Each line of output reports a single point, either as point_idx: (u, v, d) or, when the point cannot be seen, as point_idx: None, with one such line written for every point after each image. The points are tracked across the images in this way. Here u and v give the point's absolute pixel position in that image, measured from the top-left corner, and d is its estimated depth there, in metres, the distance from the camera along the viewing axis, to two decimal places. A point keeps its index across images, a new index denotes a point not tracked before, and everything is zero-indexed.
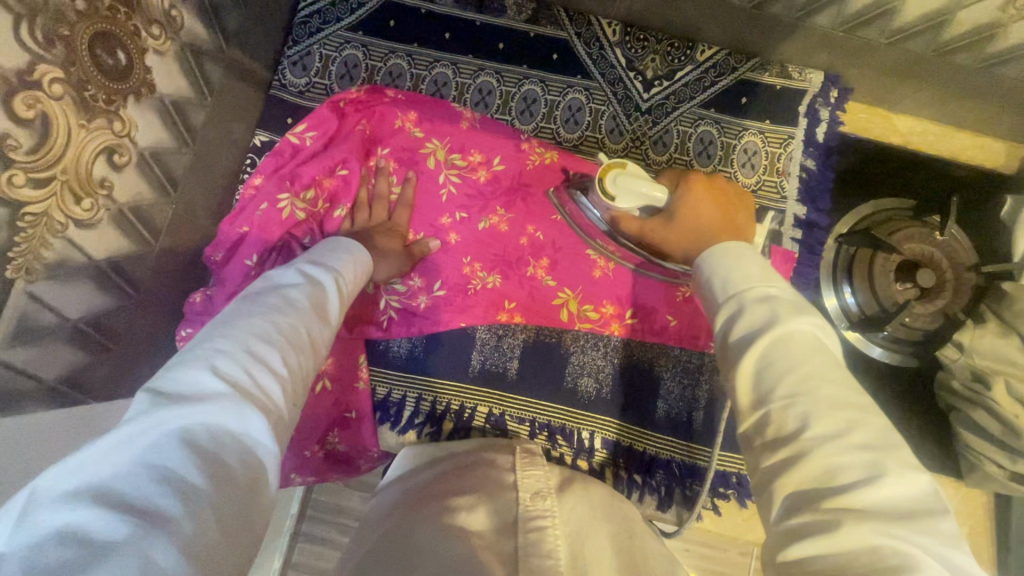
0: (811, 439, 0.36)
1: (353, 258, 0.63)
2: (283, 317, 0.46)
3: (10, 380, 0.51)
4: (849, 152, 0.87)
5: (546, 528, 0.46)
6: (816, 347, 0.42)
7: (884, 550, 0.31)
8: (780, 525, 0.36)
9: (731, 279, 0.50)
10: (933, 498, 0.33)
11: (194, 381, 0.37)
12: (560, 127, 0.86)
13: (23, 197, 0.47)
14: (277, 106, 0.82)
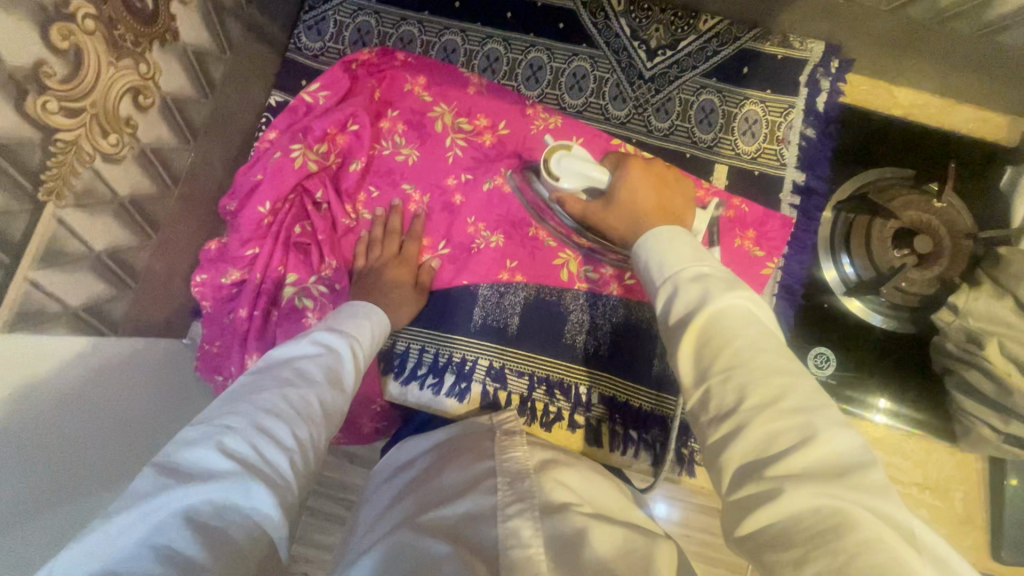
0: (748, 410, 0.41)
1: (370, 322, 0.66)
2: (292, 390, 0.50)
3: (41, 301, 0.54)
4: (850, 121, 0.88)
5: (522, 510, 0.48)
6: (746, 319, 0.46)
7: (821, 509, 0.36)
8: (732, 495, 0.40)
9: (666, 260, 0.53)
10: (864, 453, 0.38)
11: (204, 458, 0.41)
12: (564, 94, 0.88)
13: (57, 124, 0.50)
14: (291, 67, 0.85)
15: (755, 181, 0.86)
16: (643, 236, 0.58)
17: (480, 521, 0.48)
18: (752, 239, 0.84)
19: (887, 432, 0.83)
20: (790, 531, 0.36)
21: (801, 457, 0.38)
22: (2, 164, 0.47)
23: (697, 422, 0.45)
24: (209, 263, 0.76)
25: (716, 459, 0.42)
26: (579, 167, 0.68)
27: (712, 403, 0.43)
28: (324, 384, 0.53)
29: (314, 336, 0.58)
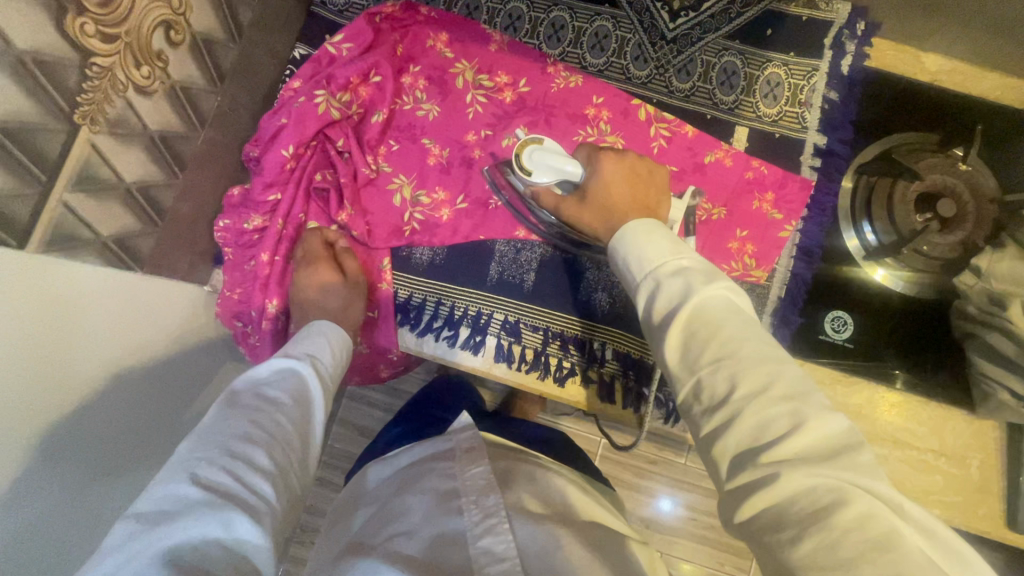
0: (742, 398, 0.41)
1: (339, 334, 0.68)
2: (261, 416, 0.51)
3: (73, 224, 0.56)
4: (877, 83, 0.86)
5: (493, 526, 0.50)
6: (729, 309, 0.47)
7: (819, 490, 0.36)
8: (730, 481, 0.40)
9: (646, 255, 0.52)
10: (850, 435, 0.39)
11: (177, 496, 0.42)
12: (586, 53, 0.88)
13: (93, 47, 0.52)
14: (315, 21, 0.86)
15: (776, 143, 0.85)
16: (614, 234, 0.57)
17: (442, 542, 0.49)
18: (770, 203, 0.83)
19: (904, 399, 0.81)
20: (786, 512, 0.37)
21: (797, 440, 0.38)
22: (41, 79, 0.48)
23: (688, 414, 0.45)
24: (233, 208, 0.78)
25: (711, 445, 0.42)
26: (549, 161, 0.70)
27: (704, 395, 0.43)
28: (292, 404, 0.55)
29: (278, 357, 0.60)
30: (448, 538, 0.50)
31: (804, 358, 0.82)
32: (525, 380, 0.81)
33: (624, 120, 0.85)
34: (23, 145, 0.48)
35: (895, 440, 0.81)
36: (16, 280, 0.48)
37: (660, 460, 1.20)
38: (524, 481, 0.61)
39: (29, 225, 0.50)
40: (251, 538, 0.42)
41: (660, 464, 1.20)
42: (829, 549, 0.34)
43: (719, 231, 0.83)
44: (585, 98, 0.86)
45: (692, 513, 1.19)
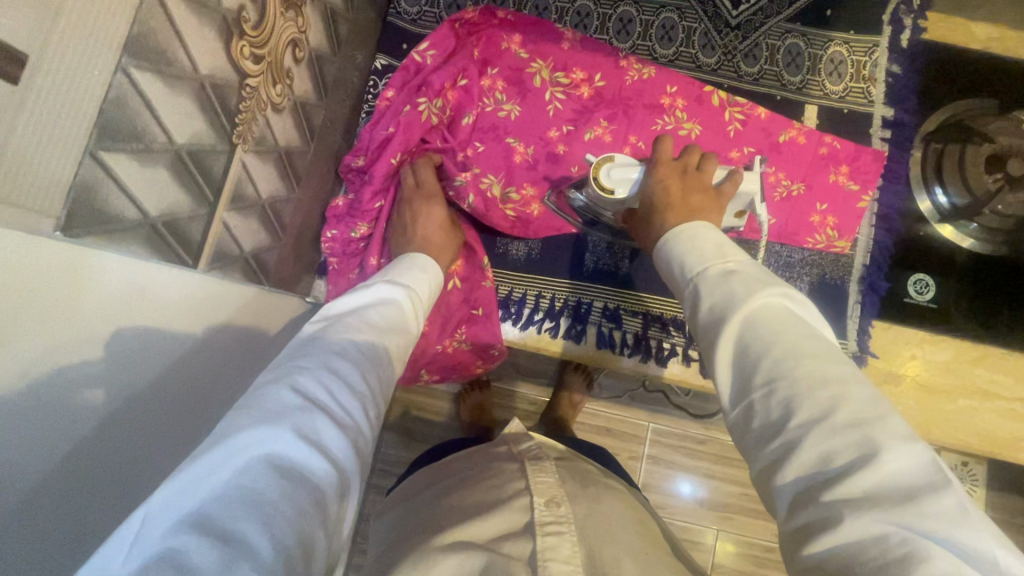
0: (798, 427, 0.39)
1: (429, 269, 0.66)
2: (356, 336, 0.51)
3: (227, 242, 0.57)
4: (936, 55, 0.90)
5: (561, 533, 0.57)
6: (784, 316, 0.45)
7: (892, 539, 0.33)
8: (790, 522, 0.38)
9: (695, 256, 0.51)
10: (934, 473, 0.35)
11: (281, 396, 0.41)
12: (655, 45, 0.91)
13: (247, 70, 0.53)
14: (392, 31, 0.88)
15: (845, 118, 0.89)
16: (662, 239, 0.56)
17: (505, 537, 0.57)
18: (845, 175, 0.87)
19: (989, 351, 0.84)
20: (855, 562, 0.33)
21: (864, 477, 0.35)
22: (213, 99, 0.49)
23: (744, 443, 0.43)
24: (338, 218, 0.80)
25: (768, 479, 0.40)
26: (633, 173, 0.68)
27: (757, 419, 0.42)
28: (387, 333, 0.54)
29: (377, 284, 0.59)
30: (517, 530, 0.57)
31: (892, 322, 0.85)
32: (627, 364, 0.84)
33: (699, 106, 0.88)
34: (199, 166, 0.50)
35: (985, 392, 0.82)
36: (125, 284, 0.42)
37: (708, 439, 1.27)
38: (585, 493, 0.65)
39: (200, 242, 0.52)
40: (343, 456, 0.41)
41: (709, 443, 1.27)
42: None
43: (797, 210, 0.87)
44: (660, 88, 0.89)
45: (741, 487, 1.25)
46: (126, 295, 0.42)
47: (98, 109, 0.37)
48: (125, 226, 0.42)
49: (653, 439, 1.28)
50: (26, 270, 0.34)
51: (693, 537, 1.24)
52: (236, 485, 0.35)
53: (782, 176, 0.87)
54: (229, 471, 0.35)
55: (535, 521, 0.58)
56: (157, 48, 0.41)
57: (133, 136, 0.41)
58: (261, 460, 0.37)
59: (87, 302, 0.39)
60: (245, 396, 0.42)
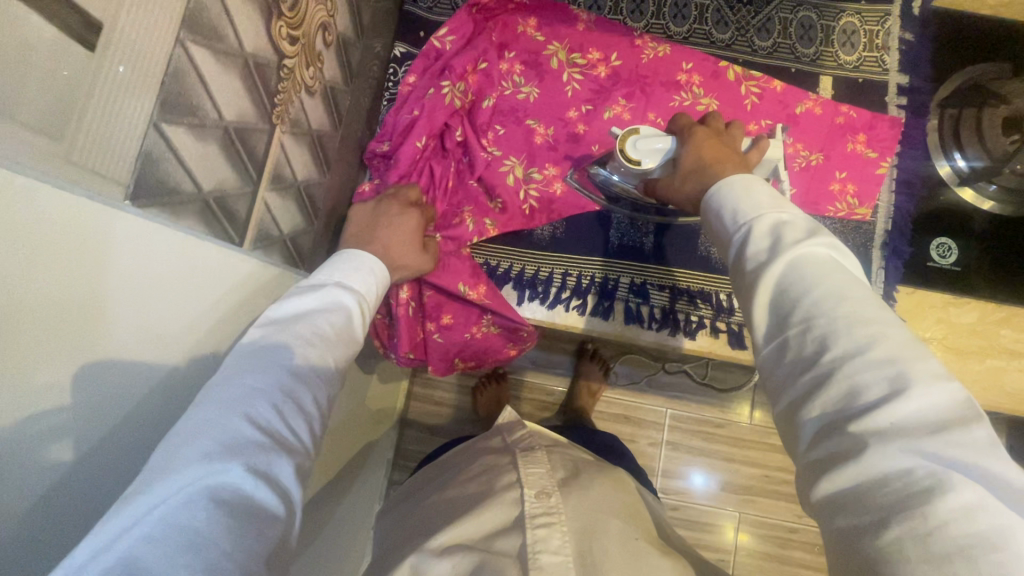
0: (832, 360, 0.40)
1: (378, 270, 0.62)
2: (309, 352, 0.49)
3: (268, 223, 0.58)
4: (948, 22, 0.90)
5: (552, 523, 0.56)
6: (831, 265, 0.45)
7: (918, 470, 0.35)
8: (808, 454, 0.40)
9: (742, 209, 0.51)
10: (967, 410, 0.37)
11: (227, 427, 0.41)
12: (669, 23, 0.92)
13: (284, 51, 0.55)
14: (410, 20, 0.89)
15: (860, 88, 0.90)
16: (713, 186, 0.56)
17: (498, 533, 0.57)
18: (864, 143, 0.88)
19: (1013, 311, 0.84)
20: (875, 492, 0.36)
21: (894, 410, 0.37)
22: (255, 78, 0.50)
23: (770, 381, 0.45)
24: None
25: (793, 411, 0.42)
26: (660, 144, 0.68)
27: (790, 355, 0.43)
28: (339, 341, 0.53)
29: (329, 286, 0.56)
30: (508, 526, 0.58)
31: (917, 287, 0.85)
32: (656, 338, 0.84)
33: (714, 81, 0.89)
34: (243, 144, 0.51)
35: (1011, 351, 0.83)
36: (170, 248, 0.42)
37: (728, 422, 1.27)
38: (578, 481, 0.64)
39: (244, 220, 0.53)
40: (290, 480, 0.43)
41: (729, 426, 1.28)
42: (918, 540, 0.33)
43: (817, 178, 0.87)
44: (675, 65, 0.90)
45: (762, 469, 1.26)
46: (131, 304, 0.39)
47: (160, 82, 0.38)
48: (183, 201, 0.43)
49: (673, 424, 1.28)
50: (69, 238, 0.33)
51: (720, 521, 1.25)
52: (176, 525, 0.35)
53: (800, 146, 0.88)
54: (169, 510, 0.36)
55: (525, 515, 0.58)
56: (209, 24, 0.42)
57: (189, 111, 0.42)
58: (203, 497, 0.37)
59: (89, 322, 0.35)
60: (185, 420, 0.41)
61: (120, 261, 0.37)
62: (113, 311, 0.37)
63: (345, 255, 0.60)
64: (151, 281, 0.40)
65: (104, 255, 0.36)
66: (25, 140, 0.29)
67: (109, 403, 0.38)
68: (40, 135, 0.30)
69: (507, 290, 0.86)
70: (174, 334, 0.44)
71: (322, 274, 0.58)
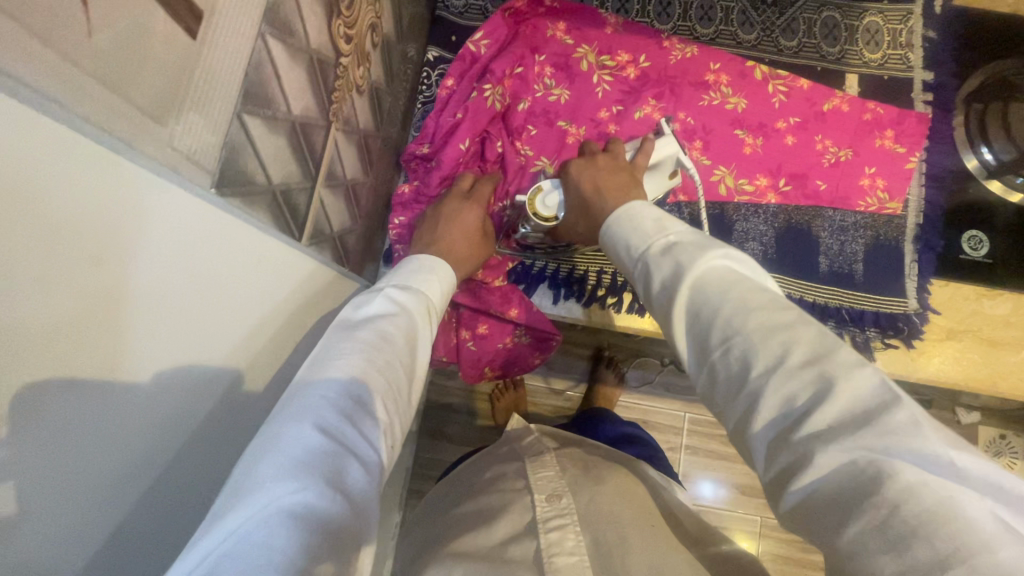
0: (758, 377, 0.37)
1: (442, 272, 0.66)
2: (377, 356, 0.50)
3: (321, 221, 0.59)
4: (968, 20, 0.92)
5: (565, 526, 0.57)
6: (732, 277, 0.43)
7: (859, 463, 0.32)
8: (767, 472, 0.36)
9: (636, 237, 0.51)
10: (884, 390, 0.34)
11: (301, 439, 0.40)
12: (695, 24, 0.94)
13: (341, 49, 0.55)
14: (442, 25, 0.91)
15: (886, 85, 0.91)
16: (610, 215, 0.56)
17: (511, 540, 0.56)
18: (891, 139, 0.89)
19: None
20: (834, 498, 0.32)
21: (826, 412, 0.34)
22: (318, 74, 0.51)
23: (712, 403, 0.42)
24: (404, 205, 0.82)
25: (740, 435, 0.38)
26: (553, 194, 0.75)
27: (721, 378, 0.40)
28: (405, 345, 0.53)
29: (392, 296, 0.58)
30: (519, 533, 0.57)
31: (950, 279, 0.86)
32: None
33: (742, 81, 0.91)
34: (306, 140, 0.51)
35: None
36: (230, 247, 0.41)
37: None
38: (588, 478, 0.65)
39: (303, 215, 0.54)
40: (362, 486, 0.41)
41: None
42: (879, 532, 0.30)
43: (847, 175, 0.88)
44: (703, 66, 0.91)
45: None
46: (160, 309, 0.34)
47: (245, 74, 0.39)
48: (255, 191, 0.44)
49: (696, 425, 1.27)
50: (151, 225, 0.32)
51: (743, 524, 1.23)
52: (254, 542, 0.34)
53: (829, 143, 0.89)
54: (250, 524, 0.34)
55: (536, 521, 0.58)
56: (284, 19, 0.43)
57: (264, 102, 0.43)
58: (276, 506, 0.36)
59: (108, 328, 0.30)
60: (259, 439, 0.41)
61: (157, 264, 0.33)
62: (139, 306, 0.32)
63: (413, 259, 0.66)
64: (193, 285, 0.37)
65: (146, 256, 0.32)
66: (128, 118, 0.29)
67: (150, 390, 0.35)
68: (146, 117, 0.30)
69: (541, 290, 0.87)
70: (224, 325, 0.43)
71: (387, 283, 0.62)
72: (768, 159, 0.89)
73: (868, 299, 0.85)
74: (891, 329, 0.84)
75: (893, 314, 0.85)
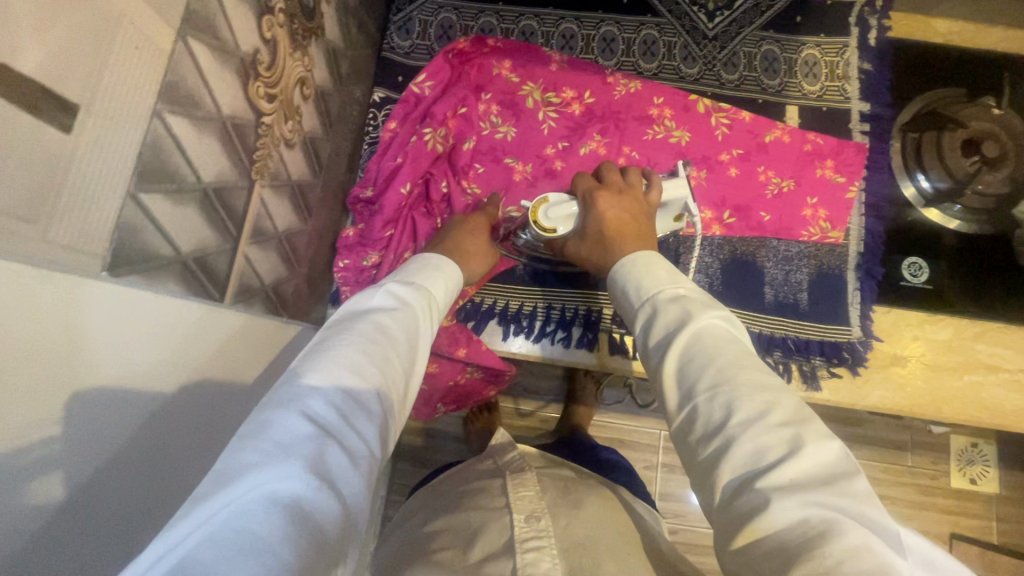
0: (739, 424, 0.41)
1: (450, 273, 0.66)
2: (374, 349, 0.50)
3: (248, 277, 0.59)
4: (902, 51, 0.95)
5: (542, 547, 0.55)
6: (727, 338, 0.48)
7: (812, 519, 0.35)
8: (725, 510, 0.40)
9: (644, 284, 0.56)
10: (845, 462, 0.39)
11: (289, 427, 0.40)
12: (639, 60, 0.96)
13: (262, 109, 0.56)
14: (387, 66, 0.92)
15: (825, 116, 0.93)
16: (619, 263, 0.61)
17: (487, 559, 0.54)
18: (831, 168, 0.91)
19: (985, 326, 0.86)
20: (784, 544, 0.35)
21: (794, 465, 0.38)
22: (234, 139, 0.51)
23: (685, 443, 0.45)
24: (348, 248, 0.82)
25: (706, 475, 0.41)
26: (573, 209, 0.73)
27: (699, 421, 0.44)
28: (404, 342, 0.53)
29: (395, 291, 0.58)
30: (496, 552, 0.55)
31: (892, 305, 0.87)
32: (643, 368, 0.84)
33: (685, 114, 0.93)
34: (223, 203, 0.51)
35: (987, 365, 0.85)
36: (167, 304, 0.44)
37: None
38: (567, 502, 0.64)
39: (226, 276, 0.54)
40: (348, 483, 0.41)
41: None
42: None
43: (790, 206, 0.90)
44: (646, 100, 0.93)
45: None
46: (117, 330, 0.37)
47: (138, 154, 0.39)
48: (161, 263, 0.44)
49: (667, 445, 1.27)
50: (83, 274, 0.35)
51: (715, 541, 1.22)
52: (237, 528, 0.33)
53: (772, 174, 0.91)
54: (233, 511, 0.34)
55: (514, 540, 0.56)
56: (186, 93, 0.43)
57: (167, 177, 0.43)
58: (259, 492, 0.36)
59: (78, 370, 0.34)
60: (251, 420, 0.41)
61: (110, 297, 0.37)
62: (108, 351, 0.36)
63: (419, 257, 0.67)
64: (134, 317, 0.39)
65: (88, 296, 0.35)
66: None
67: (96, 449, 0.36)
68: (15, 220, 0.30)
69: (491, 327, 0.86)
70: (172, 369, 0.44)
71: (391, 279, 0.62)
72: (712, 192, 0.91)
73: (812, 328, 0.87)
74: (837, 356, 0.85)
75: (837, 342, 0.86)
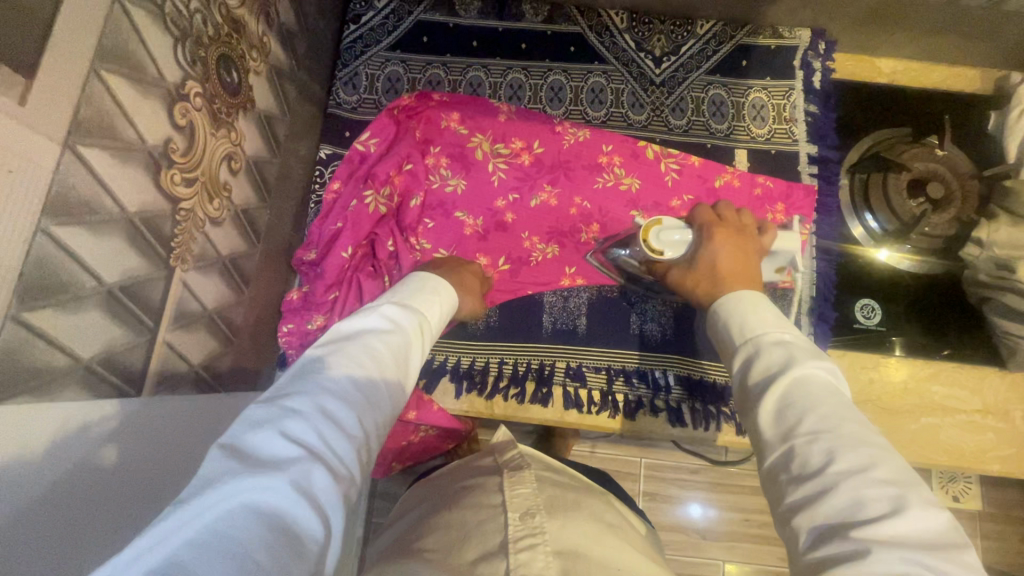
0: (838, 472, 0.40)
1: (443, 296, 0.66)
2: (361, 371, 0.49)
3: (173, 360, 0.58)
4: (846, 92, 0.96)
5: (536, 544, 0.49)
6: (831, 388, 0.46)
7: None
8: (812, 557, 0.38)
9: (749, 324, 0.54)
10: (956, 532, 0.37)
11: (270, 444, 0.40)
12: (587, 108, 0.96)
13: (179, 194, 0.54)
14: (334, 122, 0.92)
15: (772, 159, 0.94)
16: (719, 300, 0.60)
17: (484, 558, 0.48)
18: (783, 212, 0.90)
19: (941, 366, 0.85)
20: None
21: (898, 522, 0.36)
22: (145, 233, 0.50)
23: (775, 482, 0.44)
24: (293, 312, 0.81)
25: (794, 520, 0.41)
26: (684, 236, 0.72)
27: (793, 463, 0.43)
28: (393, 364, 0.52)
29: (386, 312, 0.58)
30: (490, 552, 0.49)
31: (847, 349, 0.87)
32: (597, 422, 0.83)
33: (635, 161, 0.92)
34: (133, 297, 0.50)
35: (942, 407, 0.84)
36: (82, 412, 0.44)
37: (702, 468, 1.23)
38: (565, 504, 0.58)
39: (143, 370, 0.53)
40: (331, 504, 0.39)
41: (700, 472, 1.23)
42: None
43: None
44: (596, 148, 0.92)
45: (742, 514, 1.21)
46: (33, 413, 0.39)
47: (20, 274, 0.38)
48: (56, 374, 0.43)
49: (647, 474, 1.23)
50: None
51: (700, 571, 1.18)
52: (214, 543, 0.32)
53: None
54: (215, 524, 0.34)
55: (508, 539, 0.50)
56: (79, 201, 0.42)
57: (61, 288, 0.42)
58: (239, 505, 0.35)
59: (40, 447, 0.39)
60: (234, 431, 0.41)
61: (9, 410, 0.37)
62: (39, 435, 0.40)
63: (417, 280, 0.66)
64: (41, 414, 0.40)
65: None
66: None
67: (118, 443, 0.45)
68: None
69: (443, 385, 0.85)
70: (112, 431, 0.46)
71: (384, 300, 0.62)
72: None
73: None
74: None
75: None
